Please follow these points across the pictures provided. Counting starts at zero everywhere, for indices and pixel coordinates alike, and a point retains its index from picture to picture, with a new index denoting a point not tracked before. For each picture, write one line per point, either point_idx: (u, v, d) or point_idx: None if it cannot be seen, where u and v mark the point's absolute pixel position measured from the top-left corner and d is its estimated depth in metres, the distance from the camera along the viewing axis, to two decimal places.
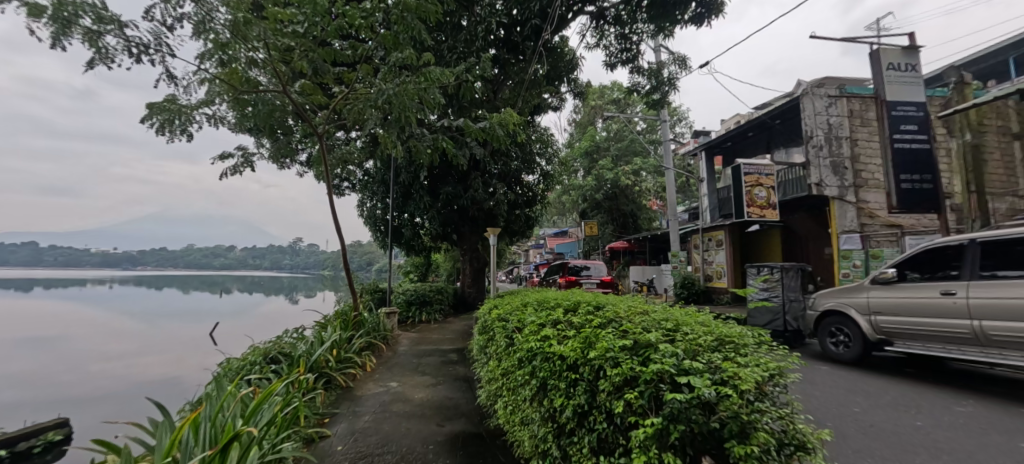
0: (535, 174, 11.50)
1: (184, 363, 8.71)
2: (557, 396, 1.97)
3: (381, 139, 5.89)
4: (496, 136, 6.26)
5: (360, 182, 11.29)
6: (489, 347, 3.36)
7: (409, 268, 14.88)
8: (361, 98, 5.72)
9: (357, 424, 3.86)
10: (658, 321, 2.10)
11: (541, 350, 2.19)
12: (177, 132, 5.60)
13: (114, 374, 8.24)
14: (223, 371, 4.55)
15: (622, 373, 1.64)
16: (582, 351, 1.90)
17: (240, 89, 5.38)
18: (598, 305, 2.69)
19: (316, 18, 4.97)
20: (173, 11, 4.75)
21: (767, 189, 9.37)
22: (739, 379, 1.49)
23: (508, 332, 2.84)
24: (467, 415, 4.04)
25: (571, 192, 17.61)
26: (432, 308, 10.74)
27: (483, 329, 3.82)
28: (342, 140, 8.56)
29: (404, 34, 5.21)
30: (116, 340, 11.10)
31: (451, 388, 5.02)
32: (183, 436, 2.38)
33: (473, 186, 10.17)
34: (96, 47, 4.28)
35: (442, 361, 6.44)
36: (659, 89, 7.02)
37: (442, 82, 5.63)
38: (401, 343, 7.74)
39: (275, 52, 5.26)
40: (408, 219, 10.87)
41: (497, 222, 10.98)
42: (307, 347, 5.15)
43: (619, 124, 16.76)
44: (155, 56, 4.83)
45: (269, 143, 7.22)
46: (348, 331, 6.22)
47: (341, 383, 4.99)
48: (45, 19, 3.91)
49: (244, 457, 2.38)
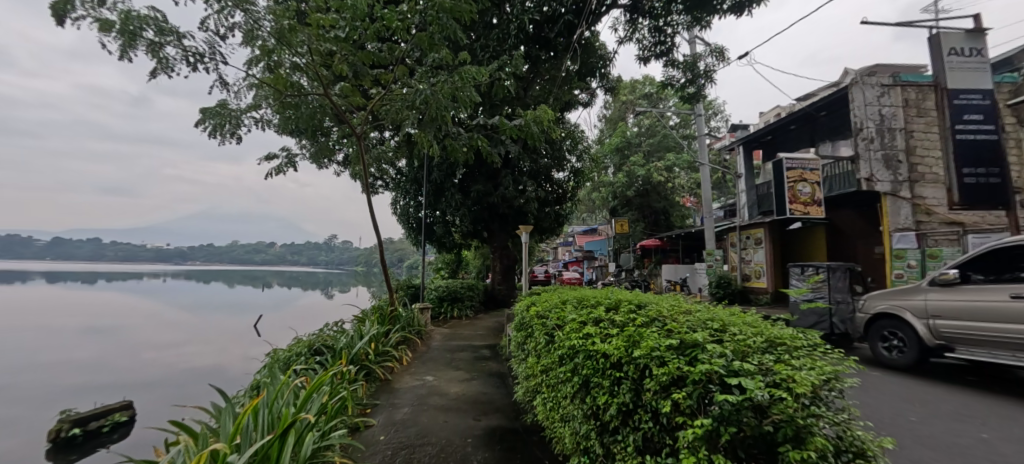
0: (564, 171, 11.43)
1: (233, 353, 9.27)
2: (600, 394, 1.97)
3: (416, 138, 6.02)
4: (531, 133, 6.21)
5: (393, 181, 11.57)
6: (527, 343, 3.39)
7: (440, 265, 15.17)
8: (399, 99, 5.92)
9: (397, 415, 3.99)
10: (703, 321, 2.06)
11: (583, 348, 2.18)
12: (227, 136, 5.93)
13: (170, 363, 8.86)
14: (273, 361, 4.84)
15: (670, 373, 1.62)
16: (625, 350, 1.89)
17: (286, 92, 5.68)
18: (639, 302, 2.66)
19: (356, 22, 5.15)
20: (225, 20, 5.05)
21: (811, 184, 8.95)
22: (793, 383, 1.45)
23: (548, 329, 2.83)
24: (502, 410, 4.09)
25: (601, 189, 17.32)
26: (463, 304, 10.92)
27: (521, 325, 3.83)
28: (377, 140, 8.75)
29: (439, 34, 5.27)
30: (170, 331, 11.84)
31: (485, 383, 5.10)
32: (244, 422, 2.53)
33: (504, 184, 10.26)
34: (158, 58, 4.60)
35: (475, 356, 6.54)
36: (694, 82, 6.79)
37: (477, 80, 5.67)
38: (434, 338, 7.90)
39: (318, 57, 5.50)
40: (439, 216, 11.07)
41: (528, 219, 10.98)
42: (348, 340, 5.36)
43: (651, 119, 16.50)
44: (209, 65, 5.15)
45: (310, 144, 7.55)
46: (385, 325, 6.42)
47: (380, 375, 5.16)
48: (115, 32, 4.24)
49: (300, 443, 2.53)
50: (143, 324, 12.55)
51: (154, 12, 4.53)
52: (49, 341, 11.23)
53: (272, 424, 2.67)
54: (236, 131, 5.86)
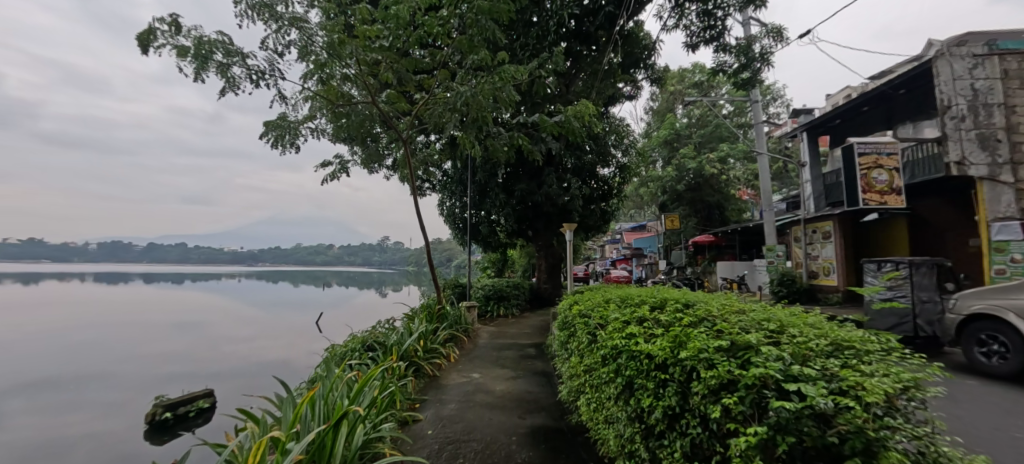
0: (610, 167, 11.15)
1: (297, 348, 9.90)
2: (645, 396, 1.89)
3: (459, 140, 6.11)
4: (573, 129, 6.09)
5: (440, 183, 11.81)
6: (570, 342, 3.34)
7: (486, 264, 15.37)
8: (442, 102, 6.05)
9: (444, 411, 4.07)
10: (758, 322, 1.92)
11: (626, 348, 2.10)
12: (288, 146, 6.33)
13: (243, 358, 9.62)
14: (330, 357, 5.12)
15: (719, 376, 1.52)
16: (671, 350, 1.80)
17: (337, 102, 5.98)
18: (687, 301, 2.53)
19: (399, 31, 5.29)
20: (282, 38, 5.38)
21: (887, 171, 8.18)
22: (864, 391, 1.31)
23: (591, 328, 2.76)
24: (548, 409, 4.06)
25: (649, 183, 16.75)
26: (509, 303, 10.97)
27: (564, 324, 3.78)
28: (423, 143, 8.97)
29: (478, 36, 5.30)
30: (241, 328, 12.85)
31: (531, 381, 5.09)
32: (303, 412, 2.68)
33: (548, 182, 10.20)
34: (226, 77, 4.98)
35: (521, 354, 6.55)
36: (749, 67, 6.33)
37: (516, 79, 5.65)
38: (481, 336, 8.00)
39: (365, 67, 5.74)
40: (484, 216, 11.19)
41: (572, 216, 10.82)
42: (398, 337, 5.56)
43: (702, 109, 15.72)
44: (269, 81, 5.51)
45: (362, 149, 7.88)
46: (433, 323, 6.59)
47: (428, 372, 5.28)
48: (189, 57, 4.65)
49: (352, 433, 2.63)
50: (220, 323, 13.72)
51: (223, 36, 4.91)
52: (143, 335, 12.58)
53: (327, 415, 2.81)
54: (295, 141, 6.25)
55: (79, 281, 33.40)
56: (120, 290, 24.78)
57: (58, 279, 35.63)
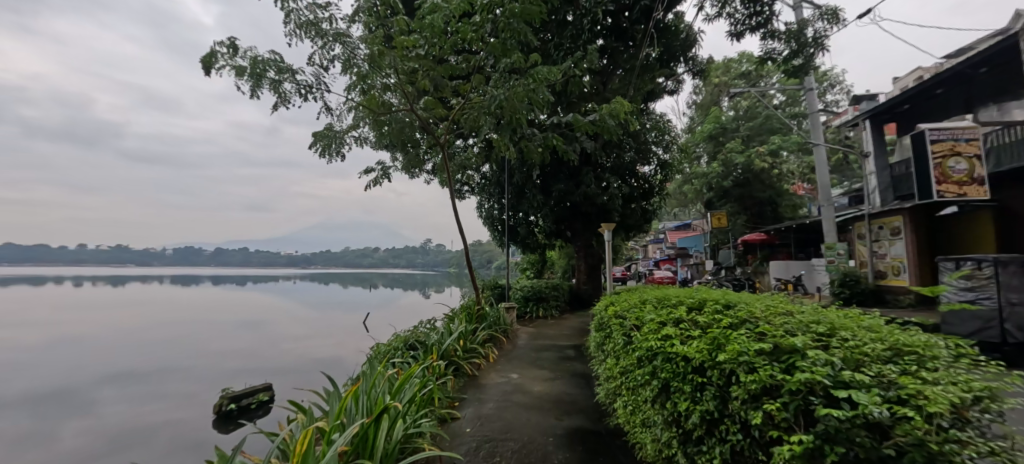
0: (650, 165, 10.86)
1: (344, 348, 10.33)
2: (681, 400, 1.82)
3: (495, 143, 6.17)
4: (608, 128, 5.98)
5: (478, 185, 11.94)
6: (606, 344, 3.28)
7: (526, 265, 15.39)
8: (477, 106, 6.15)
9: (483, 410, 4.12)
10: (806, 324, 1.80)
11: (661, 350, 2.04)
12: (334, 155, 6.64)
13: (296, 356, 10.17)
14: (374, 355, 5.32)
15: (761, 381, 1.43)
16: (709, 353, 1.72)
17: (378, 111, 6.22)
18: (727, 302, 2.42)
19: (435, 39, 5.43)
20: (327, 53, 5.65)
21: (966, 159, 7.48)
22: (925, 400, 1.19)
23: (626, 330, 2.70)
24: (586, 411, 4.01)
25: (693, 181, 16.15)
26: (548, 304, 10.91)
27: (600, 325, 3.72)
28: (461, 147, 9.13)
29: (512, 39, 5.31)
30: (294, 327, 13.58)
31: (569, 383, 5.04)
32: (348, 404, 2.79)
33: (586, 181, 10.08)
34: (279, 93, 5.29)
35: (559, 356, 6.50)
36: (801, 53, 5.86)
37: (551, 80, 5.62)
38: (520, 337, 8.00)
39: (403, 76, 5.94)
40: (522, 217, 11.19)
41: (612, 216, 10.61)
42: (438, 337, 5.68)
43: (750, 101, 15.01)
44: (316, 94, 5.81)
45: (403, 155, 8.13)
46: (472, 324, 6.69)
47: (468, 371, 5.35)
48: (246, 76, 4.98)
49: (393, 427, 2.71)
50: (275, 322, 14.57)
51: (275, 55, 5.23)
52: (209, 333, 13.57)
53: (370, 409, 2.91)
54: (341, 149, 6.55)
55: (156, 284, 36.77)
56: (190, 292, 26.98)
57: (138, 282, 39.35)
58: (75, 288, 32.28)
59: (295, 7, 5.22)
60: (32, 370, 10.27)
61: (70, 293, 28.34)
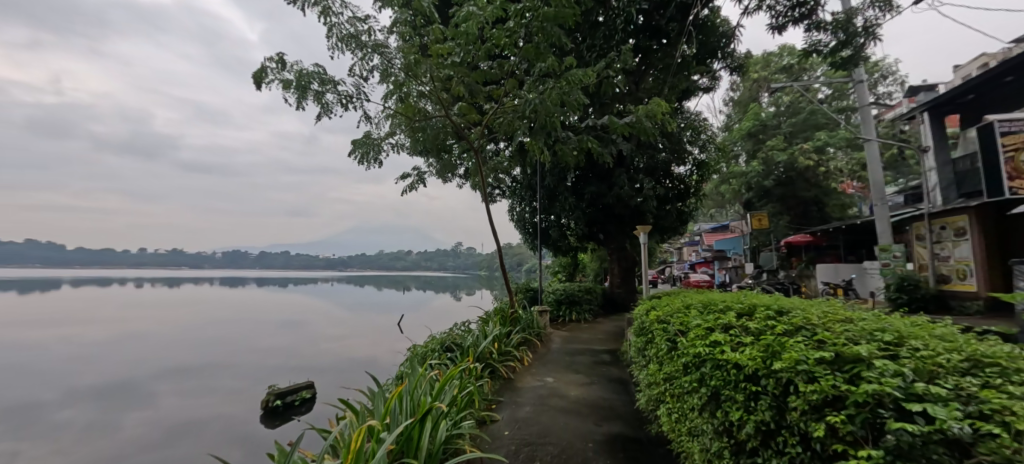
0: (686, 165, 10.57)
1: (381, 348, 10.61)
2: (733, 408, 1.76)
3: (529, 146, 6.19)
4: (644, 129, 5.86)
5: (510, 189, 11.98)
6: (648, 349, 3.21)
7: (557, 268, 15.30)
8: (511, 111, 6.18)
9: (520, 413, 4.13)
10: (869, 332, 1.71)
11: (710, 357, 1.98)
12: (372, 162, 6.86)
13: (337, 355, 10.54)
14: (413, 356, 5.44)
15: (823, 391, 1.36)
16: (763, 361, 1.66)
17: (414, 118, 6.37)
18: (779, 308, 2.32)
19: (469, 46, 5.52)
20: (366, 64, 5.85)
21: None
22: (1013, 416, 1.10)
23: (670, 335, 2.64)
24: (625, 417, 3.94)
25: (732, 180, 15.57)
26: (581, 307, 10.80)
27: (640, 330, 3.64)
28: (492, 152, 9.21)
29: (545, 43, 5.31)
30: (334, 328, 14.08)
31: (606, 388, 4.97)
32: (392, 405, 2.87)
33: (618, 183, 9.93)
34: (322, 103, 5.53)
35: (594, 360, 6.42)
36: (851, 43, 5.48)
37: (585, 82, 5.58)
38: (554, 341, 7.96)
39: (439, 83, 6.07)
40: (554, 220, 11.14)
41: (646, 218, 10.40)
42: (474, 339, 5.73)
43: (793, 95, 14.28)
44: (356, 104, 6.02)
45: (437, 161, 8.30)
46: (506, 327, 6.71)
47: (503, 374, 5.37)
48: (292, 88, 5.24)
49: (436, 429, 2.76)
50: (317, 323, 15.15)
51: (319, 67, 5.47)
52: (256, 333, 14.29)
53: (413, 409, 2.99)
54: (379, 156, 6.76)
55: (207, 285, 39.05)
56: (237, 293, 28.47)
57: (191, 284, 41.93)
58: (135, 289, 34.80)
59: (337, 21, 5.45)
60: (102, 364, 11.15)
61: (133, 293, 30.58)
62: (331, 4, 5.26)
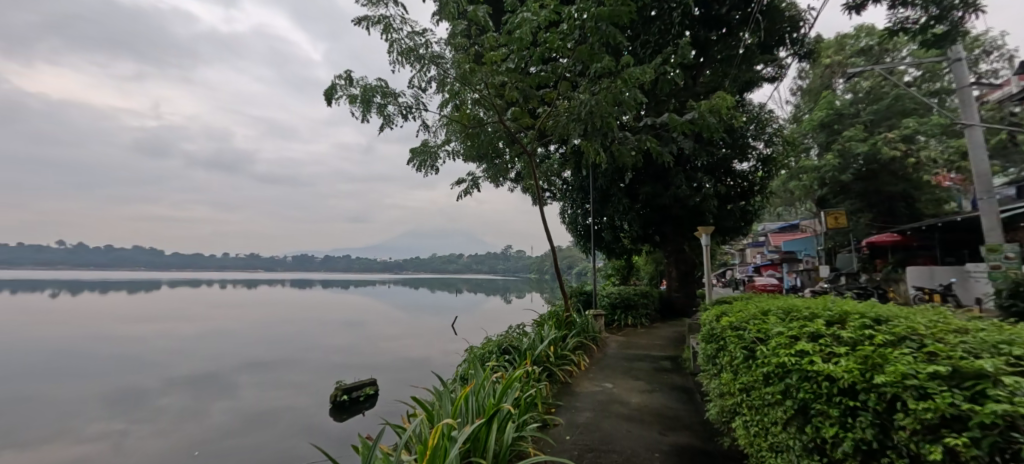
0: (749, 161, 9.91)
1: (439, 349, 10.92)
2: (827, 425, 1.63)
3: (583, 148, 6.11)
4: (708, 125, 5.58)
5: (561, 191, 11.88)
6: (720, 357, 3.05)
7: (611, 272, 14.94)
8: (566, 113, 6.14)
9: (580, 418, 4.08)
10: (992, 345, 1.51)
11: (797, 367, 1.85)
12: (429, 169, 7.12)
13: (397, 355, 10.98)
14: (471, 357, 5.56)
15: (940, 410, 1.23)
16: (861, 374, 1.53)
17: (469, 125, 6.53)
18: (877, 316, 2.10)
19: (522, 51, 5.56)
20: (424, 75, 6.09)
21: None
22: None
23: (746, 343, 2.49)
24: (693, 429, 3.76)
25: (803, 176, 14.41)
26: (637, 312, 10.46)
27: (710, 337, 3.46)
28: (544, 155, 9.24)
29: (599, 42, 5.21)
30: (395, 328, 14.71)
31: (669, 397, 4.77)
32: (459, 405, 2.96)
33: (676, 182, 9.53)
34: (384, 115, 5.82)
35: (654, 367, 6.19)
36: (946, 18, 4.79)
37: (642, 80, 5.41)
38: (610, 346, 7.78)
39: (493, 89, 6.19)
40: (608, 222, 10.91)
41: (706, 219, 9.89)
42: (530, 342, 5.74)
43: (873, 80, 12.95)
44: (415, 114, 6.28)
45: (489, 165, 8.44)
46: (561, 330, 6.66)
47: (561, 378, 5.32)
48: (357, 102, 5.56)
49: (502, 430, 2.80)
50: (378, 323, 15.90)
51: (381, 82, 5.77)
52: (325, 331, 15.25)
53: (479, 410, 3.05)
54: (435, 163, 7.01)
55: (279, 287, 42.45)
56: (305, 294, 30.56)
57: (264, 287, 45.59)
58: (217, 290, 38.44)
59: (398, 37, 5.73)
60: (196, 357, 12.43)
61: (217, 294, 33.85)
62: (391, 21, 5.55)
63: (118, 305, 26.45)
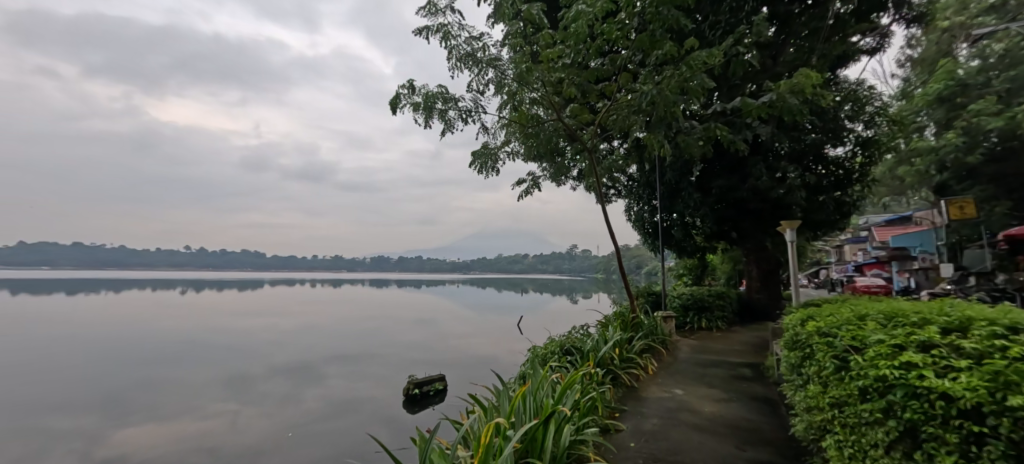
0: (844, 145, 8.85)
1: (504, 348, 11.00)
2: (942, 453, 1.38)
3: (646, 142, 5.82)
4: (789, 107, 5.04)
5: (626, 188, 11.45)
6: (806, 367, 2.72)
7: (682, 271, 14.13)
8: (626, 106, 5.87)
9: (646, 425, 3.87)
10: None
11: (902, 382, 1.58)
12: (490, 171, 7.20)
13: (463, 353, 11.23)
14: (533, 357, 5.53)
15: None
16: (989, 394, 1.27)
17: (527, 125, 6.51)
18: (1013, 324, 1.74)
19: (579, 46, 5.40)
20: (482, 78, 6.17)
21: None
22: None
23: (838, 352, 2.19)
24: (776, 444, 3.40)
25: (914, 159, 12.61)
26: (712, 314, 9.77)
27: (795, 343, 3.10)
28: (606, 151, 8.95)
29: (661, 29, 4.91)
30: (462, 326, 15.10)
31: (748, 408, 4.36)
32: (517, 404, 2.94)
33: (754, 173, 8.74)
34: (444, 120, 5.99)
35: (732, 374, 5.72)
36: None
37: (710, 63, 5.01)
38: (682, 350, 7.33)
39: (550, 87, 6.10)
40: (678, 218, 10.33)
41: (791, 213, 8.97)
42: (594, 344, 5.58)
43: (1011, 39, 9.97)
44: (474, 117, 6.39)
45: (550, 164, 8.34)
46: (627, 332, 6.39)
47: (626, 382, 5.09)
48: (420, 110, 5.77)
49: (560, 432, 2.73)
50: (446, 322, 16.42)
51: (442, 88, 5.94)
52: (398, 328, 16.09)
53: (537, 410, 3.00)
54: (496, 165, 7.08)
55: (358, 286, 45.68)
56: (381, 293, 32.49)
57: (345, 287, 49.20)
58: (306, 289, 42.17)
59: (456, 43, 5.86)
60: (287, 349, 13.72)
61: (306, 292, 37.16)
62: (450, 28, 5.69)
63: (227, 302, 30.05)
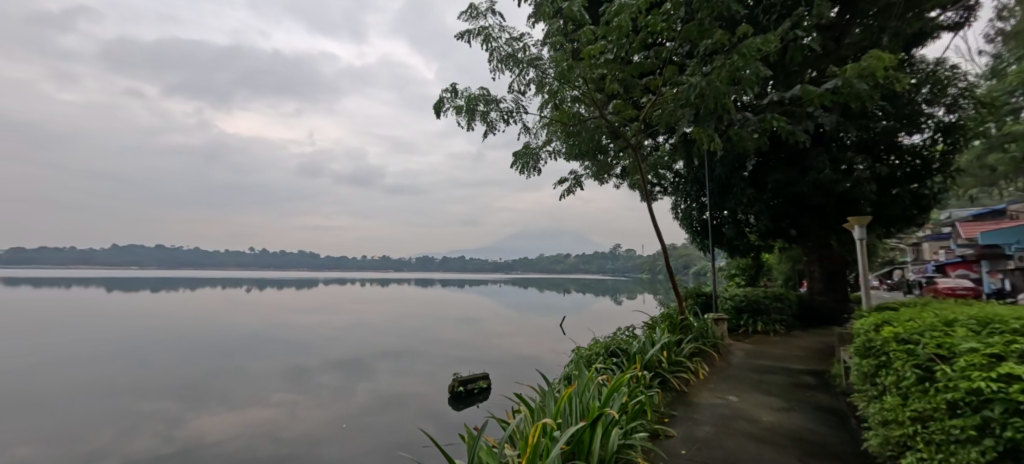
0: (921, 133, 8.03)
1: (548, 348, 10.94)
2: None
3: (694, 136, 5.57)
4: (857, 93, 4.64)
5: (672, 185, 11.02)
6: (880, 377, 2.49)
7: (735, 271, 13.42)
8: (671, 100, 5.65)
9: (698, 432, 3.70)
10: None
11: (1004, 398, 1.41)
12: (532, 171, 7.18)
13: (507, 353, 11.28)
14: (578, 359, 5.44)
15: None
16: None
17: (569, 123, 6.42)
18: None
19: (622, 41, 5.27)
20: (523, 78, 6.16)
21: None
22: None
23: (920, 361, 1.98)
24: (845, 459, 3.15)
25: (1008, 146, 11.20)
26: (769, 317, 9.21)
27: (867, 349, 2.85)
28: (651, 147, 8.67)
29: (710, 17, 4.68)
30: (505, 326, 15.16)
31: (812, 418, 4.07)
32: (562, 405, 2.90)
33: (815, 166, 8.14)
34: (486, 122, 6.03)
35: (792, 382, 5.35)
36: None
37: (765, 50, 4.71)
38: (735, 354, 6.96)
39: (593, 84, 5.99)
40: (729, 215, 9.82)
41: (858, 208, 8.29)
42: (640, 346, 5.41)
43: None
44: (516, 118, 6.39)
45: (592, 162, 8.18)
46: (676, 335, 6.15)
47: (675, 386, 4.90)
48: (463, 112, 5.84)
49: (607, 435, 2.67)
50: (489, 321, 16.56)
51: (483, 90, 5.99)
52: (443, 327, 16.42)
53: (583, 412, 2.95)
54: (538, 164, 7.04)
55: (404, 286, 47.01)
56: (425, 293, 33.26)
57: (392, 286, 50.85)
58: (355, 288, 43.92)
59: (497, 45, 5.88)
60: (340, 345, 14.40)
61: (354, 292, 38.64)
62: (491, 30, 5.72)
63: (285, 300, 31.92)
